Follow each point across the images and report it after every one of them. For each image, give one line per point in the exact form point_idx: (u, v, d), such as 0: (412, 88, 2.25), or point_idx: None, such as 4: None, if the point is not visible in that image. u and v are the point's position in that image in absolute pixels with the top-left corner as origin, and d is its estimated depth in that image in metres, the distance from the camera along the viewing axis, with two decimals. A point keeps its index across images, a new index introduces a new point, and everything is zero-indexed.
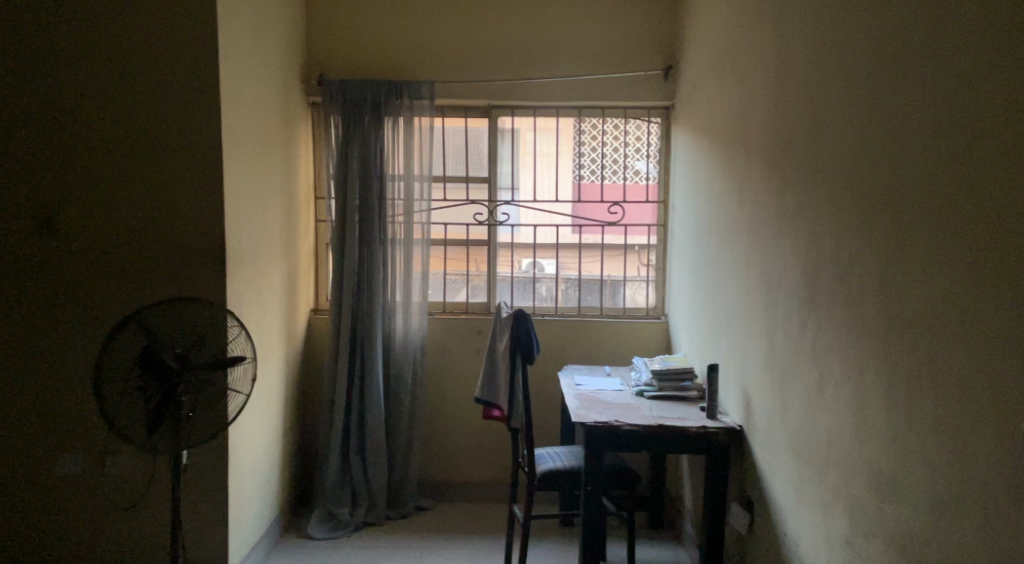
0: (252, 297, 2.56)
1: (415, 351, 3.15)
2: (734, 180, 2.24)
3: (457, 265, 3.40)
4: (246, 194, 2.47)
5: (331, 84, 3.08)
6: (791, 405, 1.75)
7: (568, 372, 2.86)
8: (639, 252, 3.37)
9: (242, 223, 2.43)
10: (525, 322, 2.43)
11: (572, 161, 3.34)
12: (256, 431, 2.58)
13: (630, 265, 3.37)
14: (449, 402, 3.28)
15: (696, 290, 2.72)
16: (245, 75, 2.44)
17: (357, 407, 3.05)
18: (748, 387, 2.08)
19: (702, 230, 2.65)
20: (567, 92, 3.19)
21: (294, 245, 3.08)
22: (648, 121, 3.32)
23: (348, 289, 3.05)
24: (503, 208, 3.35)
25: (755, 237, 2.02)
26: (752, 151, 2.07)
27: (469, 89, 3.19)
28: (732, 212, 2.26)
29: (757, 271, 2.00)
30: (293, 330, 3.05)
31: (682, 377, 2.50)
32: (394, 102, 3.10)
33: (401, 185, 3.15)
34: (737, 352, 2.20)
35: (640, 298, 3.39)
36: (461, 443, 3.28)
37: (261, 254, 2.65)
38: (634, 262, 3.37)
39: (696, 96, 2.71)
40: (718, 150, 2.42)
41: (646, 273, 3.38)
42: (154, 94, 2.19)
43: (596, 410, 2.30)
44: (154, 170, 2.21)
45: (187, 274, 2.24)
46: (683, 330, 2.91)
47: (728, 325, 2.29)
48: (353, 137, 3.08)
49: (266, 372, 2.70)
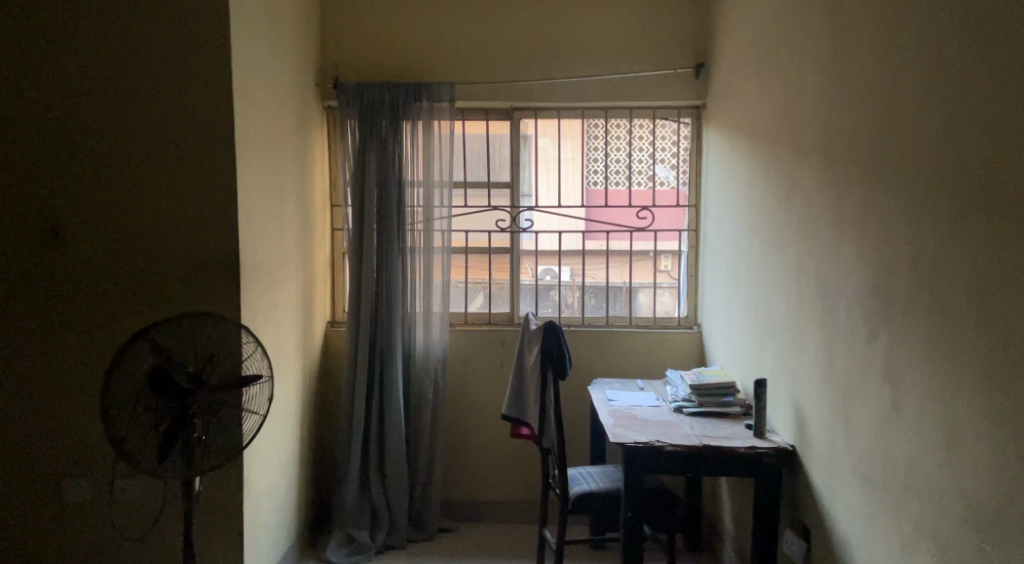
0: (267, 311, 2.44)
1: (436, 364, 3.03)
2: (779, 181, 2.09)
3: (479, 274, 3.27)
4: (260, 204, 2.36)
5: (348, 87, 2.97)
6: (855, 426, 1.60)
7: (599, 387, 2.71)
8: (664, 258, 3.21)
9: (256, 232, 2.32)
10: (556, 334, 2.29)
11: (599, 165, 3.20)
12: (271, 451, 2.45)
13: (656, 272, 3.21)
14: (472, 418, 3.14)
15: (734, 298, 2.57)
16: (258, 78, 2.34)
17: (377, 423, 2.92)
18: (799, 405, 1.93)
19: (740, 235, 2.51)
20: (592, 93, 3.06)
21: (309, 256, 2.96)
22: (678, 121, 3.17)
23: (366, 300, 2.93)
24: (526, 213, 3.22)
25: (807, 243, 1.88)
26: (801, 151, 1.92)
27: (490, 91, 3.07)
28: (777, 214, 2.11)
29: (810, 279, 1.85)
30: (309, 344, 2.93)
31: (724, 392, 2.34)
32: (413, 105, 2.99)
33: (420, 191, 3.03)
34: (785, 367, 2.05)
35: (663, 305, 3.23)
36: (485, 460, 3.14)
37: (276, 266, 2.54)
38: (658, 269, 3.21)
39: (732, 94, 2.58)
40: (760, 150, 2.27)
41: (671, 280, 3.23)
42: (162, 97, 2.08)
43: (633, 429, 2.15)
44: (162, 179, 2.10)
45: (198, 288, 2.12)
46: (719, 341, 2.76)
47: (774, 337, 2.14)
48: (371, 142, 2.97)
49: (282, 388, 2.58)
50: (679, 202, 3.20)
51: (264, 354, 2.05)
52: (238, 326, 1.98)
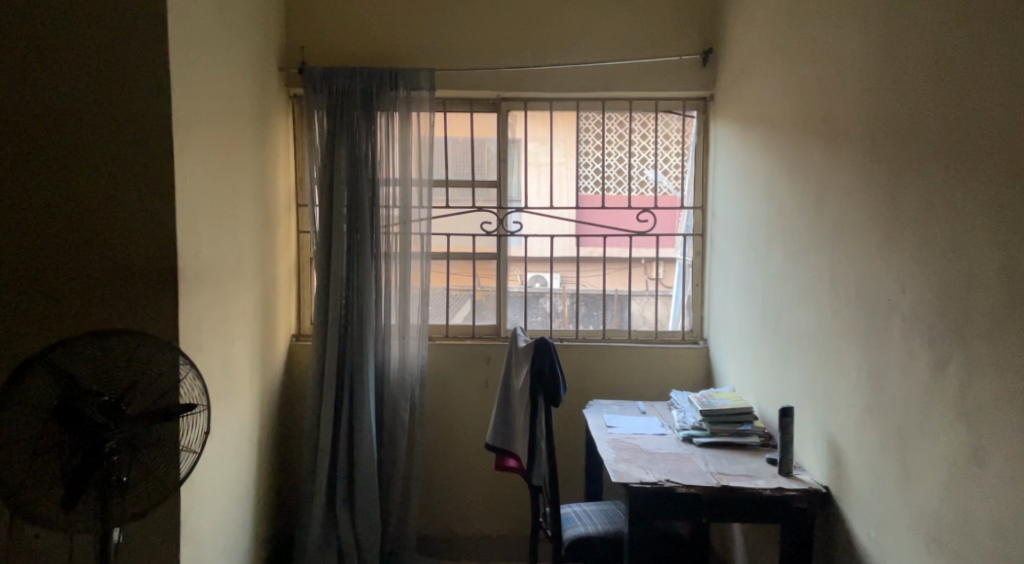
0: (214, 325, 2.11)
1: (413, 382, 2.71)
2: (807, 178, 1.80)
3: (462, 281, 2.97)
4: (206, 202, 2.04)
5: (315, 73, 2.67)
6: (912, 472, 1.31)
7: (595, 410, 2.41)
8: (657, 266, 2.91)
9: (201, 234, 2.00)
10: (549, 352, 1.98)
11: (596, 163, 2.91)
12: (216, 488, 2.12)
13: (651, 280, 2.92)
14: (455, 443, 2.82)
15: (748, 311, 2.27)
16: (204, 55, 2.02)
17: (345, 450, 2.60)
18: (833, 438, 1.63)
19: (755, 239, 2.22)
20: (587, 82, 2.77)
21: (270, 262, 2.64)
22: (683, 114, 2.89)
23: (333, 312, 2.61)
24: (515, 215, 2.91)
25: (844, 249, 1.59)
26: (835, 139, 1.64)
27: (474, 79, 2.77)
28: (804, 215, 1.83)
29: (848, 291, 1.57)
30: (269, 361, 2.61)
31: (741, 420, 2.04)
32: (389, 94, 2.69)
33: (396, 190, 2.72)
34: (813, 392, 1.75)
35: (658, 316, 2.94)
36: (470, 490, 2.83)
37: (228, 274, 2.22)
38: (652, 277, 2.92)
39: (746, 80, 2.30)
40: (782, 142, 1.98)
41: (667, 288, 2.93)
42: (84, 78, 1.77)
43: (638, 465, 1.84)
44: (87, 169, 1.79)
45: (130, 299, 1.82)
46: (729, 358, 2.47)
47: (798, 357, 1.85)
48: (341, 135, 2.66)
49: (233, 413, 2.25)
50: (681, 203, 2.91)
51: (202, 385, 1.73)
52: (174, 353, 1.68)
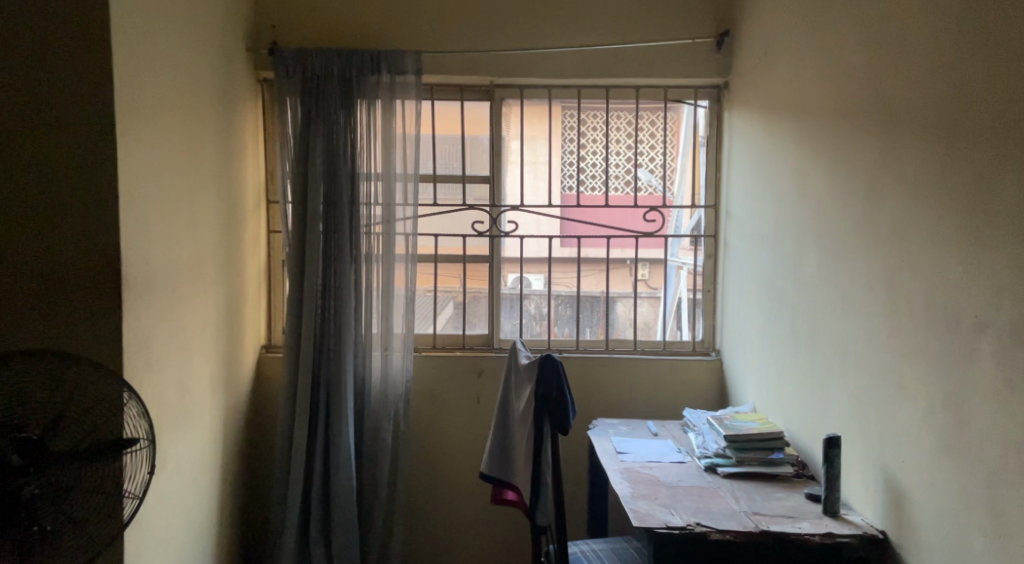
0: (168, 340, 1.82)
1: (397, 399, 2.44)
2: (854, 172, 1.57)
3: (451, 286, 2.70)
4: (159, 197, 1.76)
5: (287, 53, 2.39)
6: (1006, 528, 1.08)
7: (602, 432, 2.17)
8: (645, 267, 2.67)
9: (151, 234, 1.71)
10: (556, 370, 1.71)
11: (599, 158, 2.67)
12: (170, 527, 1.83)
13: (635, 280, 2.67)
14: (443, 466, 2.56)
15: (774, 323, 2.04)
16: (156, 23, 1.74)
17: (320, 477, 2.33)
18: (894, 475, 1.40)
19: (782, 242, 1.99)
20: (589, 68, 2.52)
21: (236, 266, 2.35)
22: (694, 104, 2.66)
23: (308, 321, 2.34)
24: (509, 214, 2.66)
25: (908, 255, 1.36)
26: (894, 126, 1.41)
27: (466, 64, 2.51)
28: (849, 214, 1.60)
29: (913, 304, 1.34)
30: (236, 377, 2.32)
31: (771, 446, 1.81)
32: (370, 79, 2.42)
33: (379, 186, 2.45)
34: (862, 419, 1.53)
35: (643, 317, 2.70)
36: (459, 517, 2.56)
37: (186, 281, 1.93)
38: (636, 277, 2.68)
39: (772, 64, 2.07)
40: (819, 131, 1.75)
41: (653, 289, 2.69)
42: (8, 47, 1.49)
43: (659, 503, 1.59)
44: (15, 156, 1.51)
45: (67, 309, 1.54)
46: (749, 373, 2.24)
47: (841, 379, 1.62)
48: (316, 123, 2.38)
49: (191, 439, 1.97)
50: (671, 201, 2.67)
51: (145, 421, 1.46)
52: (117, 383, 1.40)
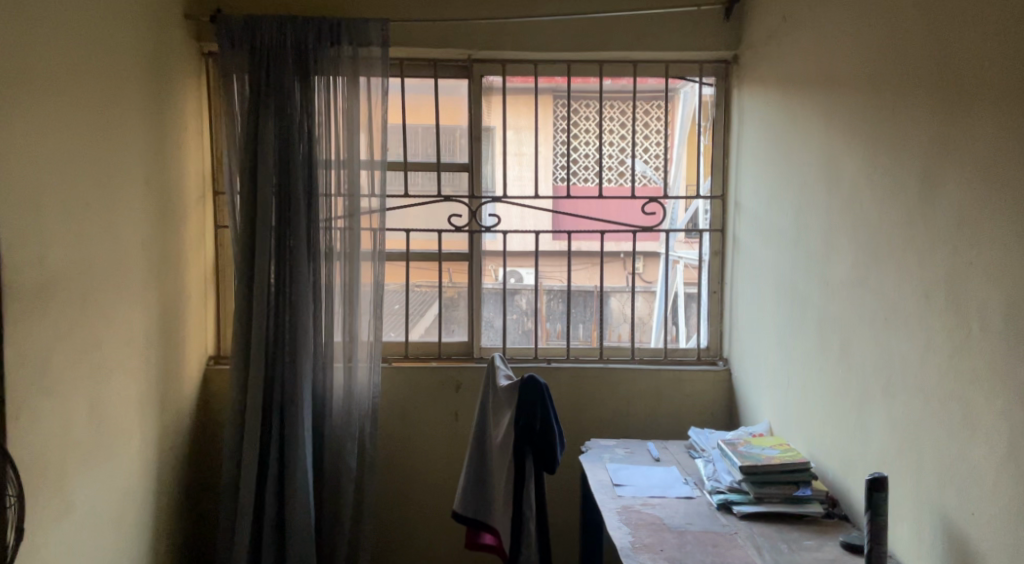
0: (77, 362, 1.51)
1: (363, 417, 2.15)
2: (905, 153, 1.28)
3: (425, 286, 2.40)
4: (60, 189, 1.44)
5: (232, 21, 2.07)
6: None
7: (596, 458, 1.89)
8: (642, 266, 2.39)
9: (50, 231, 1.40)
10: (541, 397, 1.45)
11: (591, 144, 2.38)
12: None
13: (630, 274, 2.38)
14: (418, 491, 2.27)
15: (796, 333, 1.75)
16: None
17: (274, 508, 2.03)
18: (958, 528, 1.13)
19: (806, 238, 1.70)
20: (578, 41, 2.22)
21: (174, 267, 2.04)
22: (699, 81, 2.36)
23: (258, 330, 2.03)
24: (490, 206, 2.36)
25: (979, 257, 1.07)
26: (959, 95, 1.12)
27: (439, 36, 2.20)
28: (897, 206, 1.31)
29: (986, 318, 1.06)
30: (173, 395, 2.02)
31: (796, 481, 1.53)
32: (329, 52, 2.10)
33: (341, 174, 2.14)
34: (914, 456, 1.25)
35: (636, 315, 2.42)
36: (437, 551, 2.28)
37: (102, 289, 1.62)
38: (631, 271, 2.38)
39: (794, 31, 1.78)
40: (857, 105, 1.46)
41: (647, 283, 2.40)
42: None
43: (665, 556, 1.30)
44: None
45: None
46: (765, 388, 1.96)
47: (885, 404, 1.35)
48: (267, 101, 2.07)
49: (111, 475, 1.66)
50: (671, 191, 2.38)
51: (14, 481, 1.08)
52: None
